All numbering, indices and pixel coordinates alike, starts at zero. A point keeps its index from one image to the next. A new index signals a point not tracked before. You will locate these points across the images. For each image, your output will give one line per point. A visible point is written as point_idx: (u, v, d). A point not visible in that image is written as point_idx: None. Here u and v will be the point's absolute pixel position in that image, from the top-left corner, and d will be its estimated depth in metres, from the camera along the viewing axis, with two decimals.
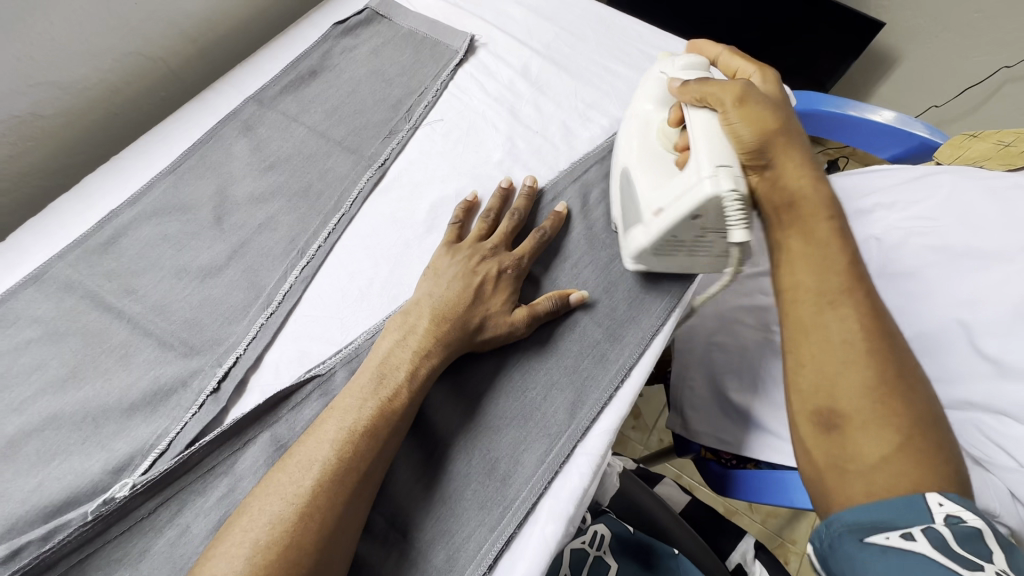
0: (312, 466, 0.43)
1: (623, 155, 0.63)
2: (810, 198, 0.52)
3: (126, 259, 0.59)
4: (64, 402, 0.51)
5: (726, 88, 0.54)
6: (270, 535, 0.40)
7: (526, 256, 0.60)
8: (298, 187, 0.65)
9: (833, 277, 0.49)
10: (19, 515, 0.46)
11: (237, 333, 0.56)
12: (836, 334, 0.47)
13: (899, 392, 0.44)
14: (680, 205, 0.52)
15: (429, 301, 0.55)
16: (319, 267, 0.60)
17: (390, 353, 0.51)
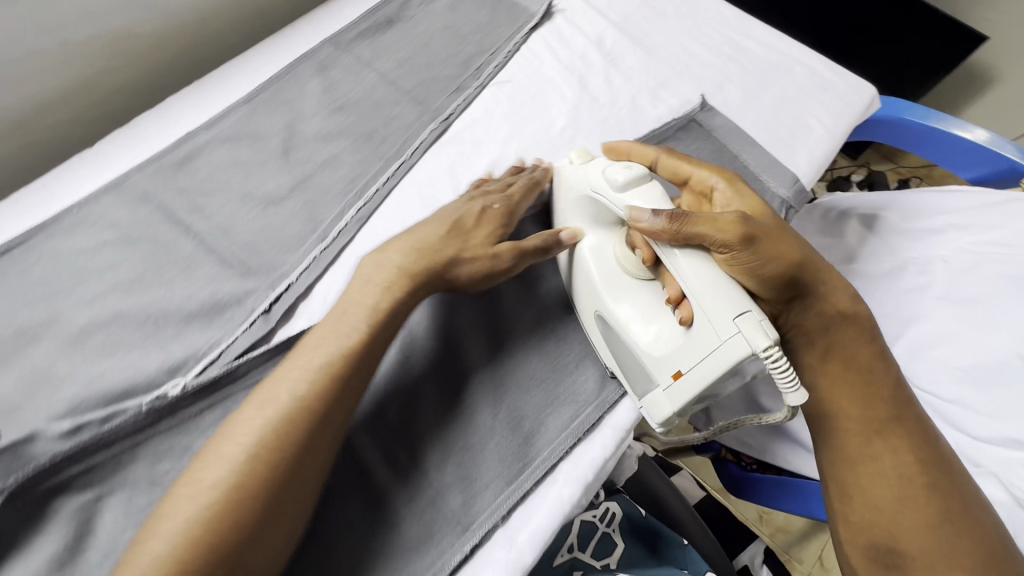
0: (255, 422, 0.42)
1: (591, 296, 0.54)
2: (854, 319, 0.53)
3: (198, 178, 0.62)
4: (131, 302, 0.55)
5: (724, 230, 0.45)
6: (251, 444, 0.41)
7: (517, 198, 0.58)
8: (364, 131, 0.66)
9: (877, 406, 0.52)
10: (83, 397, 0.50)
11: (291, 262, 0.58)
12: (890, 467, 0.50)
13: (960, 525, 0.47)
14: (702, 374, 0.44)
15: (407, 240, 0.53)
16: (374, 210, 0.62)
17: (364, 274, 0.51)
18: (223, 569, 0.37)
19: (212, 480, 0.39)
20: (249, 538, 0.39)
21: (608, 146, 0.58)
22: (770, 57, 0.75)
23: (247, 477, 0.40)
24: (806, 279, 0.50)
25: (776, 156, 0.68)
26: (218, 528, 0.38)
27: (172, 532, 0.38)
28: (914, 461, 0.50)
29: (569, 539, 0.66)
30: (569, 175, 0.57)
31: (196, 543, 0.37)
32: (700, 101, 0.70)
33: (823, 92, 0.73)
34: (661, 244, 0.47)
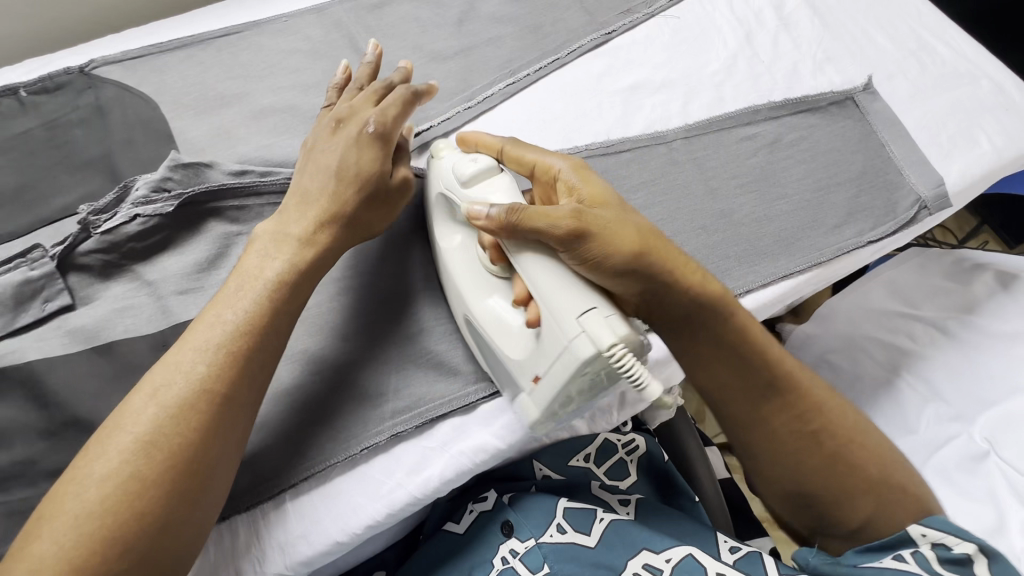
0: (238, 304, 0.45)
1: (457, 302, 0.53)
2: (711, 300, 0.49)
3: (384, 22, 0.70)
4: (304, 100, 0.65)
5: (552, 226, 0.43)
6: (216, 337, 0.43)
7: (391, 110, 0.52)
8: (531, 24, 0.71)
9: (753, 376, 0.51)
10: (249, 156, 0.60)
11: (438, 109, 0.65)
12: (781, 432, 0.51)
13: (847, 455, 0.51)
14: (555, 375, 0.44)
15: (292, 205, 0.50)
16: (519, 90, 0.67)
17: (312, 155, 0.51)
18: (193, 457, 0.40)
19: (175, 374, 0.42)
20: (221, 420, 0.42)
21: (459, 138, 0.54)
22: (957, 64, 0.71)
23: (218, 361, 0.42)
24: (643, 272, 0.45)
25: (927, 157, 0.65)
26: (208, 398, 0.41)
27: (165, 399, 0.41)
28: (797, 414, 0.51)
29: (587, 448, 0.70)
30: (432, 174, 0.54)
31: (189, 410, 0.41)
32: (864, 83, 0.69)
33: (1004, 112, 0.68)
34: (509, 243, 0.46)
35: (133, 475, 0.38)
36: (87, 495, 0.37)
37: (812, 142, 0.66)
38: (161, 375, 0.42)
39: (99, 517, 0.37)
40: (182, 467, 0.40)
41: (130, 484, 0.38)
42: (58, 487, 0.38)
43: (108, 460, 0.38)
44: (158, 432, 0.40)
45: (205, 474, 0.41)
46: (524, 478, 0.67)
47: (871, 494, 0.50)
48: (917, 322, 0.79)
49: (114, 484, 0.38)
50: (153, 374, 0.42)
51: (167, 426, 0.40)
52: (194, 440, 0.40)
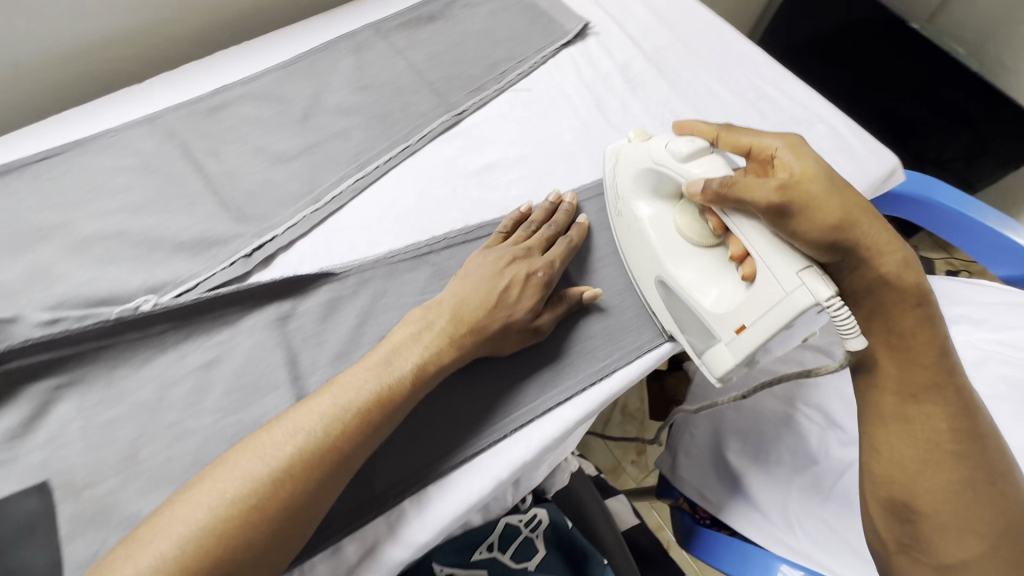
0: (414, 354, 0.50)
1: (650, 262, 0.60)
2: (899, 286, 0.52)
3: (222, 127, 0.67)
4: (135, 222, 0.60)
5: (761, 195, 0.49)
6: (358, 406, 0.46)
7: (559, 263, 0.59)
8: (380, 112, 0.70)
9: (919, 372, 0.52)
10: (69, 296, 0.55)
11: (282, 216, 0.62)
12: (922, 429, 0.52)
13: (978, 483, 0.51)
14: (767, 323, 0.49)
15: (450, 302, 0.54)
16: (369, 185, 0.65)
17: (474, 270, 0.57)
18: (293, 509, 0.42)
19: (306, 426, 0.44)
20: (333, 477, 0.44)
21: (675, 124, 0.63)
22: (794, 110, 0.75)
23: (345, 430, 0.45)
24: (846, 241, 0.49)
25: None
26: (340, 446, 0.44)
27: (312, 432, 0.44)
28: (948, 428, 0.51)
29: (489, 539, 0.67)
30: (626, 154, 0.63)
31: (327, 450, 0.44)
32: None
33: (841, 153, 0.71)
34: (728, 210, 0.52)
35: (258, 498, 0.41)
36: (220, 499, 0.40)
37: None
38: (324, 402, 0.46)
39: (220, 526, 0.39)
40: (300, 498, 0.42)
41: (252, 504, 0.40)
42: (206, 476, 0.42)
43: (244, 471, 0.42)
44: (296, 463, 0.43)
45: (315, 507, 0.43)
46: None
47: (981, 537, 0.49)
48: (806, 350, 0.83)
49: (244, 498, 0.40)
50: (280, 421, 0.45)
51: (302, 460, 0.43)
52: (305, 491, 0.42)
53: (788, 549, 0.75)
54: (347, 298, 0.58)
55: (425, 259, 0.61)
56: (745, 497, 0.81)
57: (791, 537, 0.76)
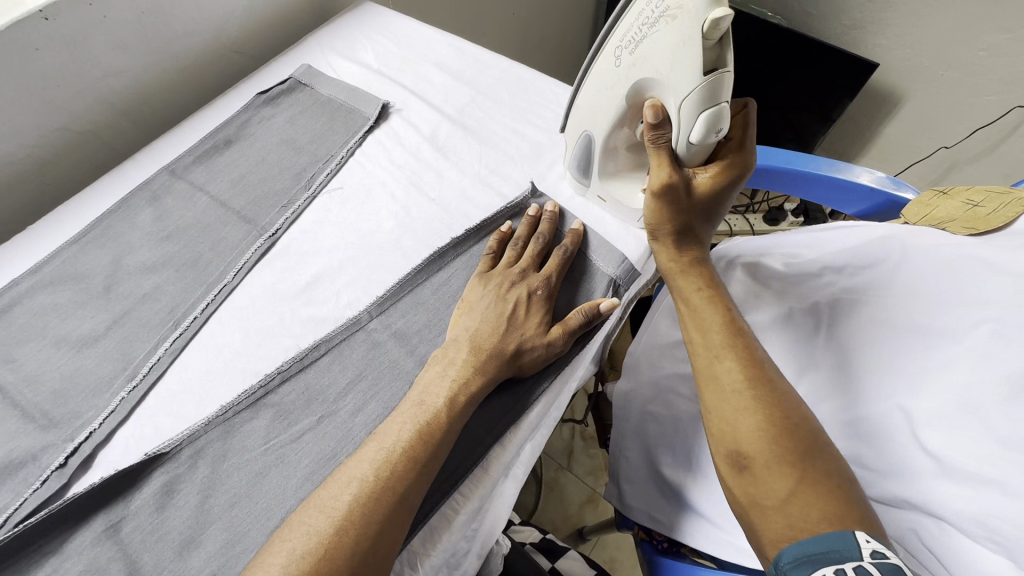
0: (443, 388, 0.53)
1: (595, 115, 0.60)
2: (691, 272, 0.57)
3: (14, 328, 0.62)
4: None
5: (654, 177, 0.55)
6: (398, 446, 0.49)
7: (555, 276, 0.62)
8: (188, 257, 0.67)
9: (713, 331, 0.53)
10: None
11: (96, 406, 0.57)
12: (726, 383, 0.50)
13: (790, 431, 0.46)
14: (613, 211, 0.68)
15: (465, 336, 0.57)
16: (190, 340, 0.61)
17: (475, 298, 0.60)
18: (358, 558, 0.44)
19: (356, 476, 0.47)
20: (391, 519, 0.46)
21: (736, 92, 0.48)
22: None
23: (392, 471, 0.48)
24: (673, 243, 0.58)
25: (605, 236, 0.67)
26: (392, 488, 0.47)
27: (365, 477, 0.47)
28: (749, 377, 0.50)
29: None
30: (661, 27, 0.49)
31: (382, 491, 0.47)
32: (528, 186, 0.71)
33: None
34: (623, 164, 0.64)
35: (327, 549, 0.43)
36: (291, 556, 0.43)
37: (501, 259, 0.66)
38: (374, 449, 0.49)
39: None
40: (364, 544, 0.44)
41: (322, 554, 0.43)
42: (274, 539, 0.45)
43: (308, 525, 0.45)
44: (356, 509, 0.45)
45: (381, 551, 0.45)
46: None
47: (808, 479, 0.44)
48: None
49: (316, 551, 0.43)
50: (341, 472, 0.48)
51: (361, 506, 0.45)
52: (366, 536, 0.45)
53: (740, 551, 0.73)
54: (184, 476, 0.53)
55: (264, 403, 0.57)
56: (691, 511, 0.79)
57: (738, 537, 0.74)
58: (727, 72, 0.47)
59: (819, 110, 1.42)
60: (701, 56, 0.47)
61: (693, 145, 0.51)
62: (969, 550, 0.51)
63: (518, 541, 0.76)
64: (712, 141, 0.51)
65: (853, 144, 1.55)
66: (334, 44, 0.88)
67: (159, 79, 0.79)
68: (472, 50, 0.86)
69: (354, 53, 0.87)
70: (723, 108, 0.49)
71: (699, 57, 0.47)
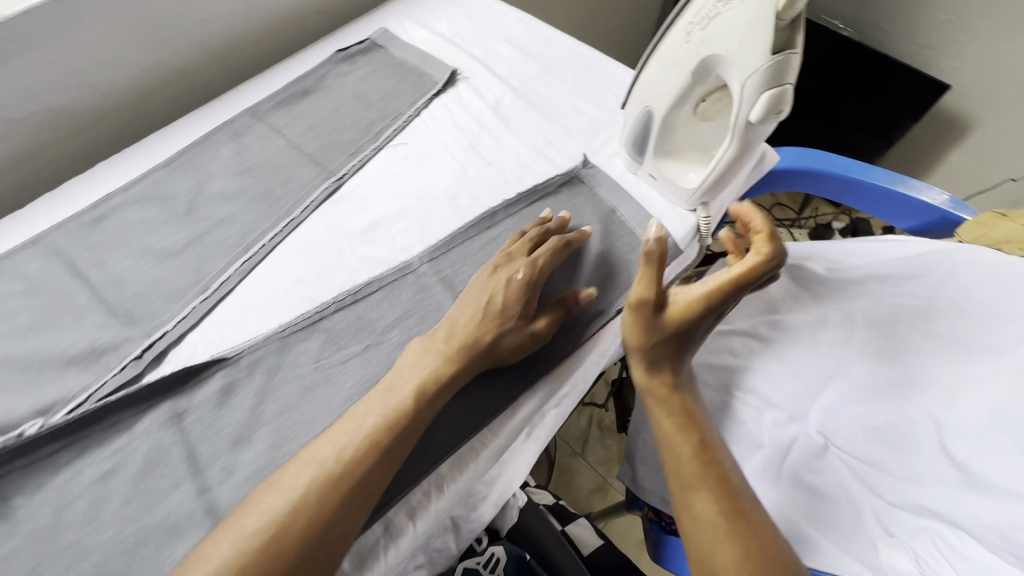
0: (412, 378, 0.54)
1: (655, 93, 0.62)
2: (666, 390, 0.56)
3: (107, 235, 0.69)
4: (22, 345, 0.61)
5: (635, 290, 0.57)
6: (361, 438, 0.49)
7: (541, 262, 0.62)
8: (262, 191, 0.72)
9: (684, 455, 0.52)
10: None
11: (171, 311, 0.63)
12: (699, 512, 0.49)
13: (767, 558, 0.45)
14: (660, 190, 0.70)
15: (445, 327, 0.58)
16: (257, 264, 0.66)
17: (463, 295, 0.61)
18: (307, 539, 0.44)
19: (319, 460, 0.48)
20: (344, 505, 0.46)
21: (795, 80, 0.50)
22: None
23: (352, 457, 0.48)
24: (643, 359, 0.56)
25: (651, 213, 0.69)
26: (352, 472, 0.47)
27: (322, 464, 0.47)
28: (723, 503, 0.49)
29: None
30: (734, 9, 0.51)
31: (338, 481, 0.47)
32: (581, 159, 0.74)
33: None
34: (676, 143, 0.66)
35: (277, 526, 0.44)
36: (244, 535, 0.44)
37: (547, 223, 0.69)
38: (331, 440, 0.49)
39: (248, 557, 0.43)
40: (314, 527, 0.45)
41: (272, 532, 0.44)
42: (229, 521, 0.46)
43: (263, 511, 0.45)
44: (311, 491, 0.46)
45: (330, 534, 0.45)
46: None
47: None
48: None
49: (274, 528, 0.44)
50: (305, 454, 0.49)
51: (314, 494, 0.46)
52: (313, 521, 0.45)
53: None
54: (242, 381, 0.58)
55: (318, 328, 0.62)
56: None
57: None
58: (793, 56, 0.49)
59: (882, 128, 1.39)
60: (770, 38, 0.49)
61: (752, 124, 0.53)
62: (979, 557, 0.52)
63: (533, 499, 0.78)
64: (771, 122, 0.53)
65: (914, 168, 1.50)
66: (412, 12, 0.93)
67: (251, 28, 0.85)
68: (541, 29, 0.90)
69: (429, 22, 0.91)
70: (786, 90, 0.50)
71: (768, 38, 0.49)
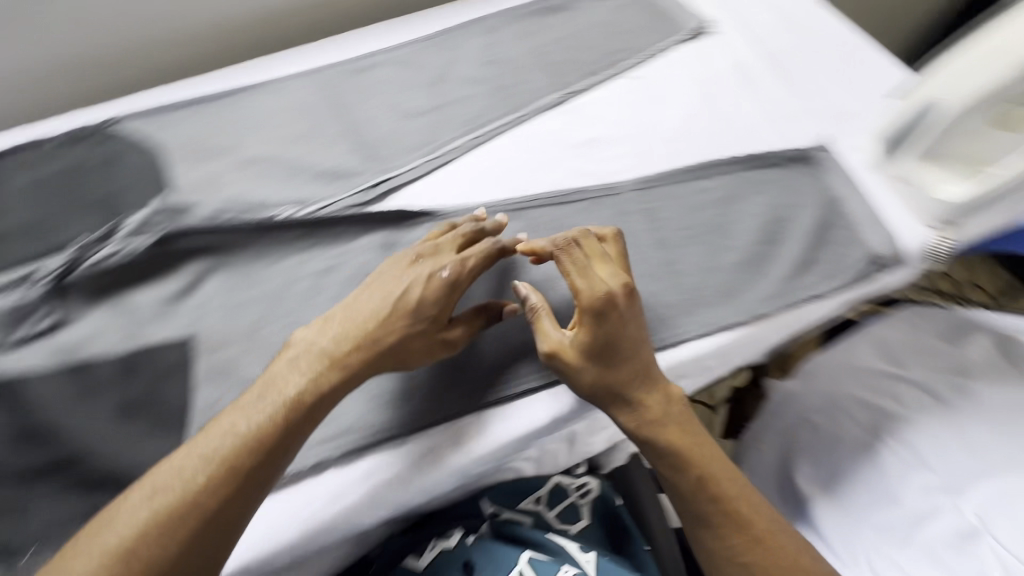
0: (291, 384, 0.49)
1: (956, 89, 0.60)
2: (651, 421, 0.54)
3: (367, 83, 0.78)
4: (287, 150, 0.72)
5: (545, 340, 0.54)
6: (247, 428, 0.46)
7: (471, 262, 0.56)
8: (500, 84, 0.77)
9: (686, 481, 0.53)
10: (231, 199, 0.66)
11: (403, 159, 0.70)
12: (718, 550, 0.52)
13: None
14: (904, 195, 0.67)
15: (332, 333, 0.52)
16: (481, 143, 0.72)
17: (381, 279, 0.56)
18: (199, 521, 0.43)
19: (207, 450, 0.45)
20: (236, 491, 0.45)
21: None
22: None
23: (241, 448, 0.46)
24: (608, 408, 0.54)
25: (881, 217, 0.66)
26: (237, 466, 0.45)
27: (207, 454, 0.45)
28: (742, 532, 0.52)
29: (537, 492, 0.69)
30: None
31: (226, 470, 0.45)
32: (820, 142, 0.70)
33: None
34: (948, 151, 0.64)
35: (158, 521, 0.43)
36: (129, 526, 0.43)
37: (763, 194, 0.67)
38: (187, 456, 0.46)
39: (131, 543, 0.42)
40: (203, 508, 0.43)
41: (141, 534, 0.42)
42: (103, 523, 0.44)
43: (139, 516, 0.43)
44: (195, 484, 0.44)
45: (222, 515, 0.44)
46: (472, 516, 0.67)
47: None
48: (902, 382, 0.76)
49: (122, 550, 0.42)
50: (197, 440, 0.47)
51: (186, 493, 0.44)
52: (194, 514, 0.43)
53: None
54: None
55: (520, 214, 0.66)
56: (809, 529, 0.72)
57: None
58: None
59: None
60: None
61: None
62: None
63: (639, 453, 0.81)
64: None
65: None
66: None
67: None
68: (806, 7, 0.85)
69: None
70: None
71: None
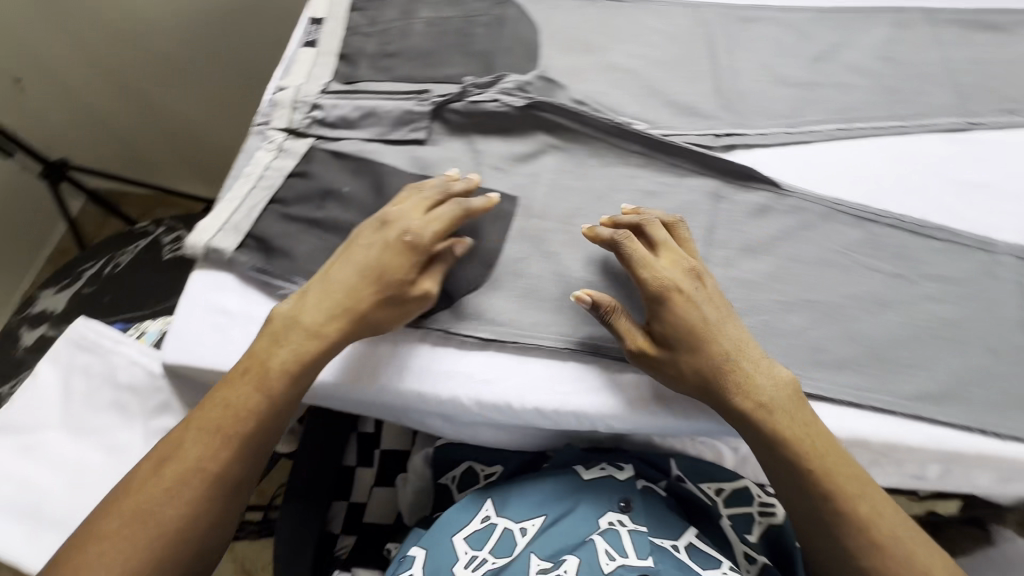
0: (300, 323, 0.55)
1: None
2: (749, 397, 0.51)
3: (747, 34, 0.75)
4: (649, 69, 0.73)
5: (631, 340, 0.54)
6: (276, 378, 0.54)
7: (434, 228, 0.57)
8: (891, 84, 0.70)
9: (798, 467, 0.50)
10: (590, 97, 0.70)
11: (760, 122, 0.68)
12: (833, 550, 0.50)
13: None
14: None
15: (337, 273, 0.56)
16: (849, 136, 0.66)
17: (361, 237, 0.57)
18: (228, 483, 0.52)
19: (219, 427, 0.52)
20: (237, 481, 0.53)
21: None
22: None
23: (254, 414, 0.53)
24: (705, 393, 0.52)
25: None
26: (233, 451, 0.52)
27: (192, 453, 0.51)
28: (861, 534, 0.49)
29: (722, 484, 0.67)
30: None
31: (209, 473, 0.51)
32: None
33: None
34: None
35: (182, 494, 0.51)
36: (172, 492, 0.50)
37: None
38: (190, 441, 0.52)
39: (172, 507, 0.50)
40: (216, 497, 0.52)
41: (177, 496, 0.50)
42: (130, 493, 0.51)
43: (155, 502, 0.50)
44: (200, 475, 0.51)
45: (236, 484, 0.53)
46: (658, 471, 0.67)
47: None
48: None
49: (159, 510, 0.50)
50: (206, 412, 0.53)
51: (188, 480, 0.51)
52: (215, 490, 0.52)
53: None
54: (779, 212, 0.62)
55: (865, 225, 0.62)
56: None
57: None
58: None
59: None
60: None
61: None
62: None
63: None
64: None
65: None
66: None
67: None
68: None
69: None
70: None
71: None
